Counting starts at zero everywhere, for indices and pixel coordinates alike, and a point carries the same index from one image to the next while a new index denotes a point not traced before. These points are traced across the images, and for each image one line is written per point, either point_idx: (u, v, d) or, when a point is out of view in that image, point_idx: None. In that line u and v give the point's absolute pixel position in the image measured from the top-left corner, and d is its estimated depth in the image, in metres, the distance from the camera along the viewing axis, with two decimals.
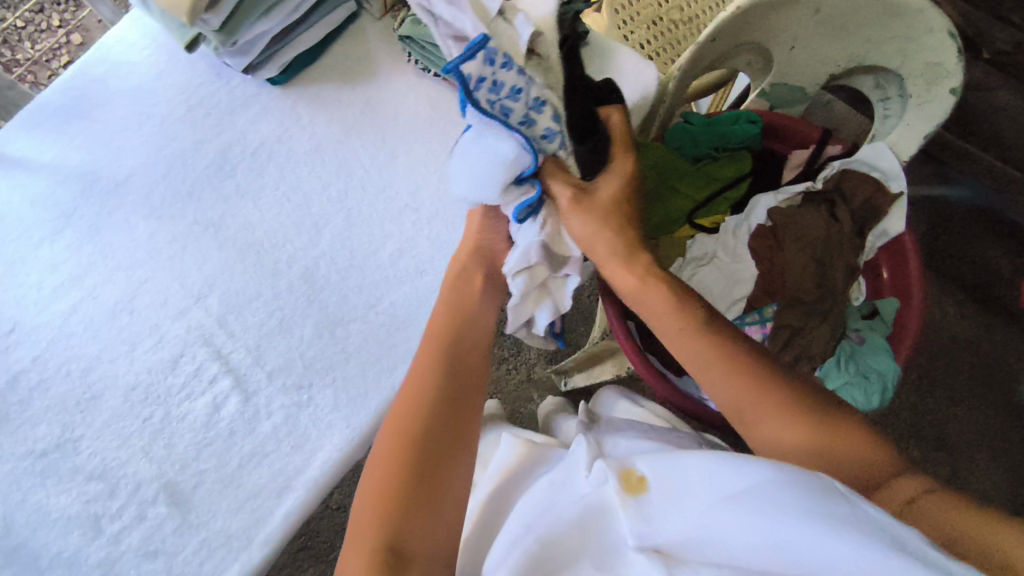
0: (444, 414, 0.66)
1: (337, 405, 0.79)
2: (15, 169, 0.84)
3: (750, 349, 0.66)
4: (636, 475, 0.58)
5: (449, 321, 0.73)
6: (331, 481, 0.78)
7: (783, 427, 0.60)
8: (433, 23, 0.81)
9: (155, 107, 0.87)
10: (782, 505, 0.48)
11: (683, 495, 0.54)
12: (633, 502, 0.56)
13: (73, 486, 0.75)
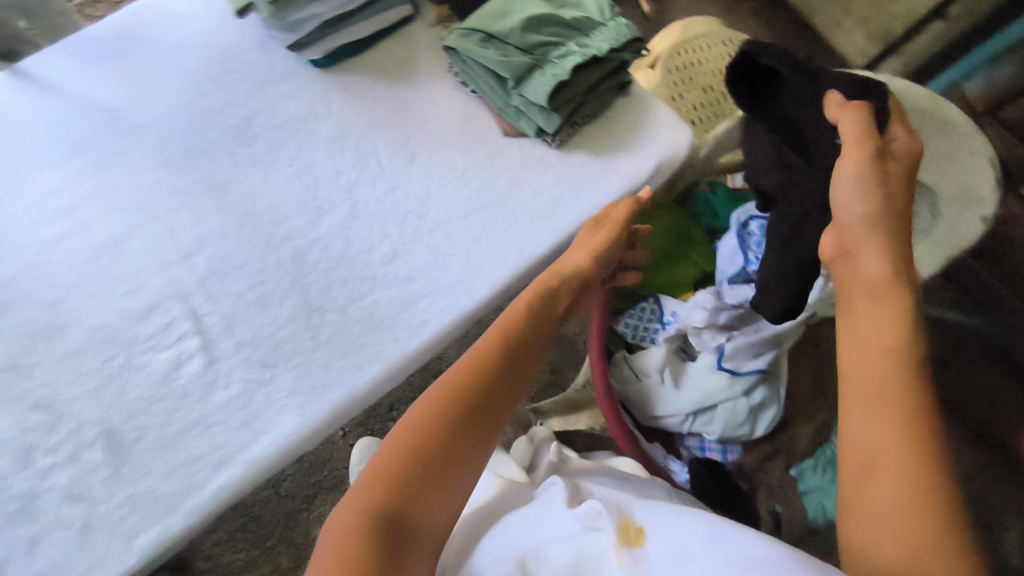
0: (426, 498, 0.55)
1: (295, 391, 0.77)
2: (46, 92, 0.85)
3: (915, 372, 0.49)
4: (635, 527, 0.56)
5: (461, 402, 0.59)
6: (269, 467, 0.75)
7: (907, 415, 0.47)
8: (479, 41, 0.81)
9: (194, 63, 0.88)
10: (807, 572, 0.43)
11: (687, 561, 0.50)
12: (629, 559, 0.53)
13: (14, 411, 0.74)
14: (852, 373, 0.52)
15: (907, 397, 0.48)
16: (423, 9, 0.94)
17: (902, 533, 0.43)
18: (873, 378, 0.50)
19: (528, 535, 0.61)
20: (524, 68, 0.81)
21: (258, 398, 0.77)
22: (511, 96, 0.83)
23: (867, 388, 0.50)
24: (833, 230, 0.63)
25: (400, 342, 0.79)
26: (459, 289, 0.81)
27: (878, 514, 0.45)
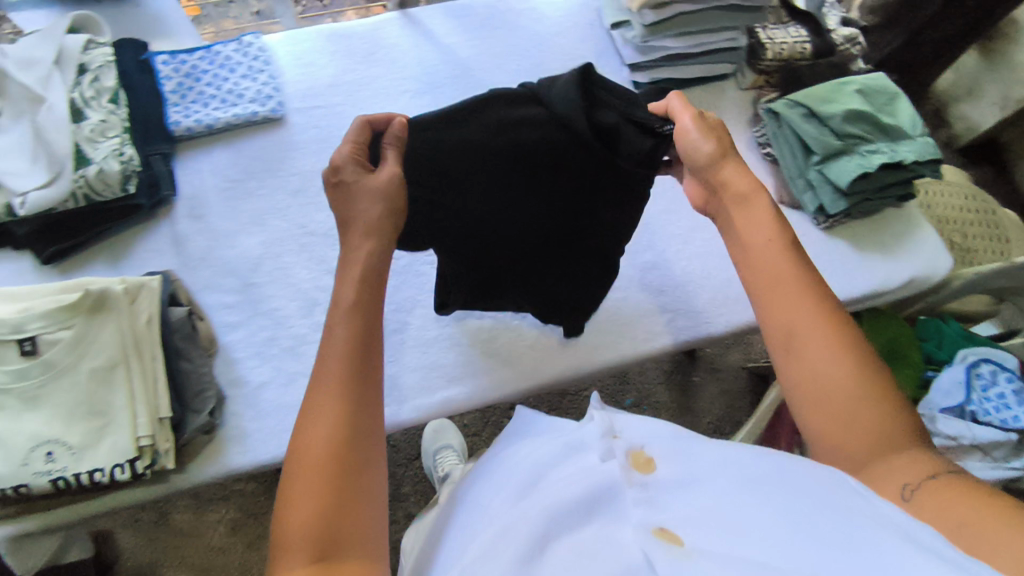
0: (326, 498, 0.45)
1: (535, 345, 0.87)
2: (422, 34, 1.02)
3: (825, 325, 0.53)
4: (645, 456, 0.51)
5: (347, 372, 0.51)
6: (493, 399, 0.85)
7: (861, 375, 0.51)
8: (802, 114, 0.89)
9: (541, 52, 1.02)
10: (799, 482, 0.46)
11: (688, 479, 0.48)
12: (637, 482, 0.49)
13: (316, 268, 0.88)
14: (768, 274, 0.57)
15: (834, 301, 0.54)
16: (743, 71, 1.00)
17: (836, 379, 0.51)
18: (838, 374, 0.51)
19: (545, 467, 0.55)
20: (834, 150, 0.87)
21: (501, 337, 0.87)
22: (808, 170, 0.89)
23: (782, 264, 0.56)
24: (694, 176, 0.67)
25: (635, 342, 0.88)
26: (698, 318, 0.90)
27: (829, 400, 0.51)
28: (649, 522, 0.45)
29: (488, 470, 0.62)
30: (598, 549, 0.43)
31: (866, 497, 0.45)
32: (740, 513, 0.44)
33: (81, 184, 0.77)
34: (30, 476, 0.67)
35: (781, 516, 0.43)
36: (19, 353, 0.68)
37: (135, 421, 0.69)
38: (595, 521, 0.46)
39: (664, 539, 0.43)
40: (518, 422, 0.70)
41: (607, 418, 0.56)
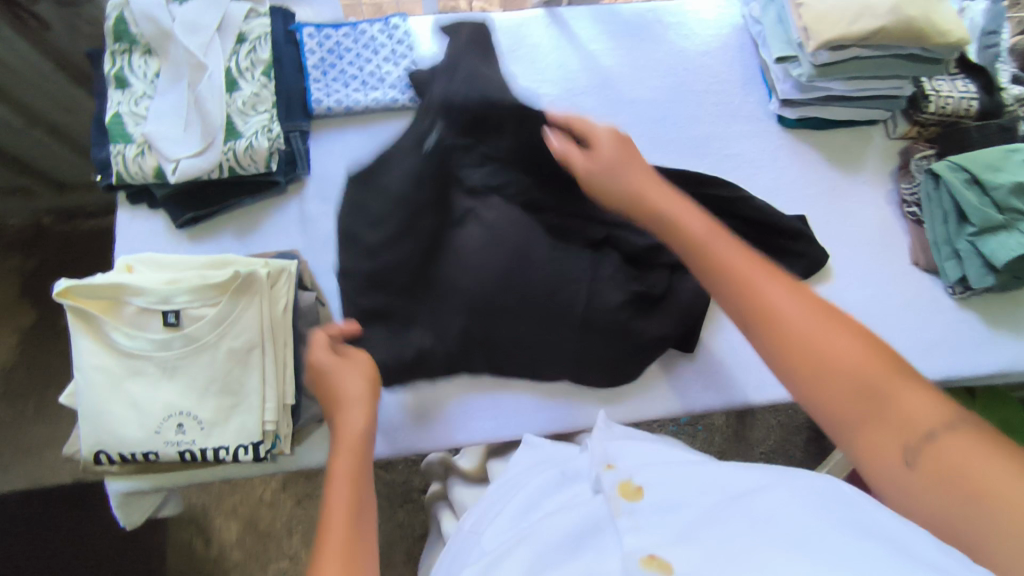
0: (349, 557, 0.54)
1: (647, 376, 0.85)
2: (565, 36, 0.98)
3: (854, 336, 0.50)
4: (634, 485, 0.50)
5: (355, 441, 0.65)
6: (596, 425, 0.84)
7: (871, 354, 0.49)
8: (964, 181, 0.84)
9: (686, 70, 0.98)
10: (770, 500, 0.45)
11: (671, 504, 0.47)
12: (624, 509, 0.48)
13: None
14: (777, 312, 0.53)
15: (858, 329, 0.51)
16: (896, 120, 0.95)
17: (886, 441, 0.46)
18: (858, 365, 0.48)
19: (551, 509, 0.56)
20: (993, 223, 0.82)
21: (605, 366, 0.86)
22: (958, 239, 0.85)
23: (852, 347, 0.49)
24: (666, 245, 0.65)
25: (746, 389, 0.85)
26: None
27: (852, 405, 0.48)
28: (636, 550, 0.43)
29: (497, 495, 0.67)
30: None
31: (875, 507, 0.43)
32: (753, 530, 0.42)
33: (229, 156, 0.77)
34: (160, 444, 0.68)
35: (773, 533, 0.41)
36: (164, 324, 0.69)
37: (264, 406, 0.70)
38: (582, 556, 0.46)
39: (653, 567, 0.41)
40: (526, 452, 0.74)
41: (601, 450, 0.60)
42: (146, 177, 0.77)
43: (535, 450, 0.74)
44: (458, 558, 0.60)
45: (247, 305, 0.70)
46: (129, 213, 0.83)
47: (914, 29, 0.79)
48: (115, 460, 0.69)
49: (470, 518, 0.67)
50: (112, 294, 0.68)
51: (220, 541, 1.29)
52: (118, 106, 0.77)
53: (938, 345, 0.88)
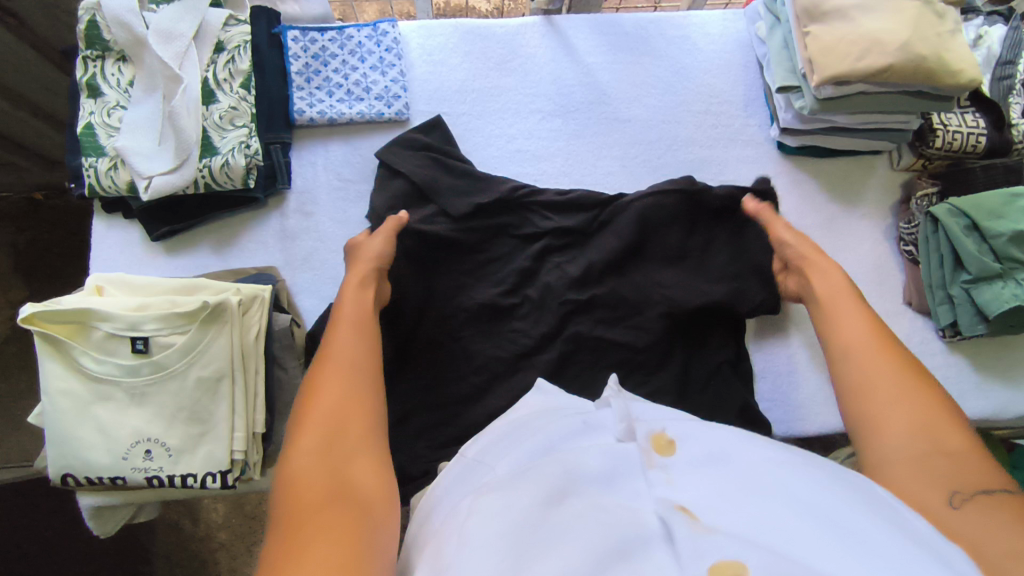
0: (364, 382, 0.57)
1: None
2: (561, 47, 0.94)
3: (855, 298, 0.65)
4: (666, 441, 0.45)
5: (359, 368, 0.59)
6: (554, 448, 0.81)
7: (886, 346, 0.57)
8: (964, 227, 0.82)
9: (684, 89, 0.94)
10: (809, 485, 0.41)
11: (713, 467, 0.42)
12: (659, 464, 0.43)
13: None
14: (857, 343, 0.59)
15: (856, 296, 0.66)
16: (901, 152, 0.92)
17: (901, 407, 0.52)
18: (867, 341, 0.58)
19: (561, 440, 0.48)
20: (988, 272, 0.80)
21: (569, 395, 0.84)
22: (952, 284, 0.82)
23: (884, 369, 0.55)
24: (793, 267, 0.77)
25: None
26: (796, 414, 0.84)
27: (878, 391, 0.54)
28: (669, 499, 0.40)
29: (505, 430, 0.53)
30: (615, 509, 0.39)
31: (911, 518, 0.41)
32: (815, 514, 0.38)
33: (204, 173, 0.76)
34: (128, 471, 0.68)
35: (817, 518, 0.38)
36: (132, 350, 0.68)
37: (232, 434, 0.70)
38: (613, 494, 0.41)
39: (686, 514, 0.38)
40: (534, 397, 0.63)
41: (622, 404, 0.49)
42: (119, 191, 0.75)
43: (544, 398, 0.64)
44: (459, 489, 0.48)
45: (216, 334, 0.69)
46: (105, 223, 0.82)
47: (923, 69, 0.76)
48: (83, 482, 0.69)
49: (475, 444, 0.54)
50: (78, 319, 0.67)
51: (210, 522, 1.13)
52: (89, 117, 0.76)
53: None
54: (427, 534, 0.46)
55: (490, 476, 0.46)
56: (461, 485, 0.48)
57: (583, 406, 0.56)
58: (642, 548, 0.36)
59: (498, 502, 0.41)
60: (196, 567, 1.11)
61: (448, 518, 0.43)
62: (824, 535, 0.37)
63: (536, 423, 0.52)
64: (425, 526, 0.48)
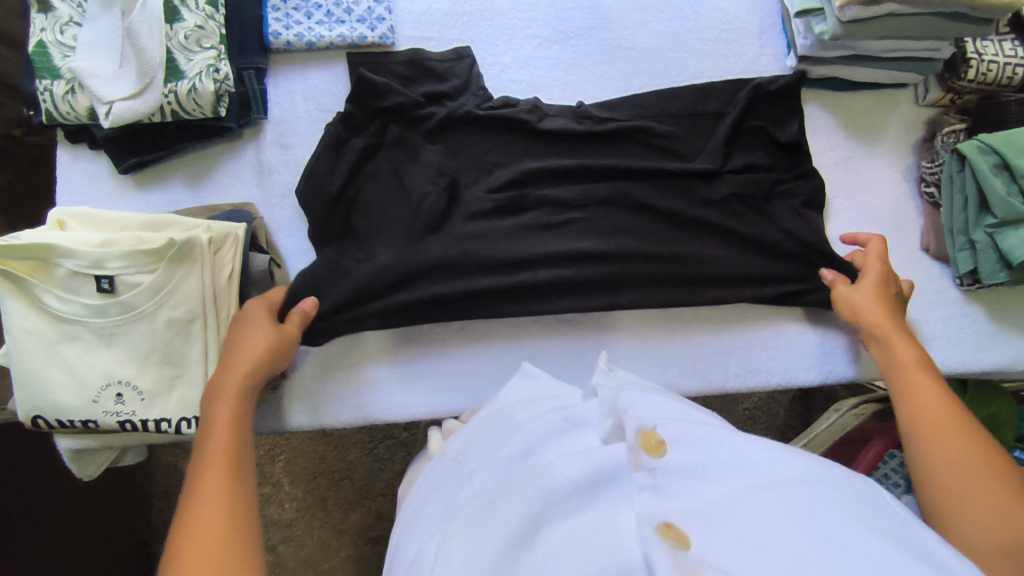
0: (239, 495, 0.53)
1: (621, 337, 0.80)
2: None
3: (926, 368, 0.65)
4: (657, 440, 0.40)
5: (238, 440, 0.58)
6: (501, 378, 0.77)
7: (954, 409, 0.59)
8: (993, 166, 0.75)
9: (696, 14, 0.86)
10: (809, 494, 0.38)
11: (705, 471, 0.39)
12: (647, 467, 0.39)
13: None
14: (927, 412, 0.59)
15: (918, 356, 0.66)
16: (928, 85, 0.84)
17: (977, 481, 0.51)
18: (941, 409, 0.59)
19: (546, 453, 0.46)
20: (1016, 215, 0.73)
21: (573, 336, 0.79)
22: (975, 229, 0.77)
23: (955, 442, 0.55)
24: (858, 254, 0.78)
25: (727, 374, 0.80)
26: (795, 346, 0.80)
27: (951, 468, 0.54)
28: (650, 514, 0.37)
29: (486, 427, 0.55)
30: (595, 539, 0.37)
31: (917, 528, 0.38)
32: (810, 526, 0.35)
33: (170, 99, 0.70)
34: (100, 414, 0.65)
35: (813, 534, 0.35)
36: (98, 289, 0.64)
37: (207, 378, 0.67)
38: (594, 510, 0.39)
39: (668, 538, 0.35)
40: (518, 387, 0.63)
41: (609, 394, 0.47)
42: (79, 118, 0.71)
43: (529, 381, 0.64)
44: (439, 494, 0.51)
45: (185, 274, 0.65)
46: (69, 154, 0.76)
47: None
48: (55, 426, 0.66)
49: (454, 443, 0.55)
50: (39, 256, 0.63)
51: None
52: (43, 35, 0.70)
53: (938, 338, 0.81)
54: (408, 548, 0.48)
55: (466, 493, 0.46)
56: (441, 488, 0.51)
57: (565, 399, 0.55)
58: None
59: (463, 551, 0.38)
60: None
61: (420, 559, 0.43)
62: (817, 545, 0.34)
63: (522, 420, 0.52)
64: (406, 533, 0.51)
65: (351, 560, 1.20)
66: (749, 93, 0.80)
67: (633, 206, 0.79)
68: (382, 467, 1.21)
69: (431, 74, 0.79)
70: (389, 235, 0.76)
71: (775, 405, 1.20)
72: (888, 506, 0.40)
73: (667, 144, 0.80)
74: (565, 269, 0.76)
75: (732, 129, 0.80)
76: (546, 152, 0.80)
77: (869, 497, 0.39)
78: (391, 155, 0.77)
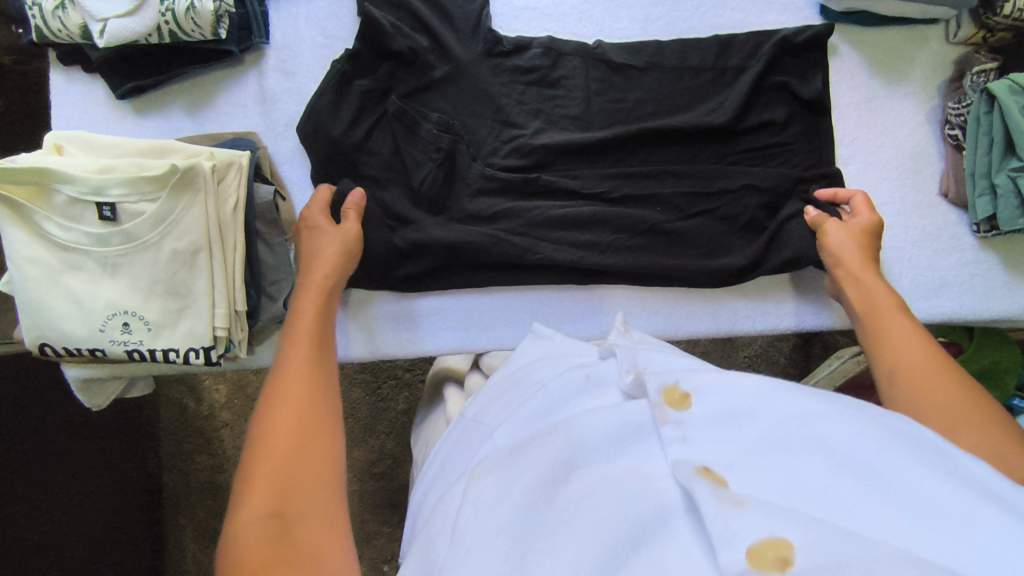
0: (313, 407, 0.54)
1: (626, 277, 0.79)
2: None
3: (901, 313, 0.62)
4: (681, 392, 0.42)
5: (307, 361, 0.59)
6: (505, 317, 0.77)
7: (936, 350, 0.55)
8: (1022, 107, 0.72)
9: None
10: (847, 427, 0.38)
11: (735, 413, 0.39)
12: (673, 421, 0.40)
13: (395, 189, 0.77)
14: (905, 362, 0.55)
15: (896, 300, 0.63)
16: (960, 22, 0.81)
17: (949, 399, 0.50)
18: (927, 358, 0.54)
19: (567, 407, 0.47)
20: None
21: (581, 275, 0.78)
22: (997, 172, 0.75)
23: (947, 380, 0.52)
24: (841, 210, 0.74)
25: (734, 315, 0.79)
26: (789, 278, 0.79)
27: (935, 399, 0.50)
28: (688, 459, 0.38)
29: (504, 386, 0.57)
30: (627, 480, 0.39)
31: (961, 458, 0.38)
32: (853, 460, 0.36)
33: (168, 19, 0.67)
34: (106, 343, 0.65)
35: (849, 471, 0.35)
36: (99, 217, 0.63)
37: (213, 310, 0.66)
38: (624, 460, 0.41)
39: (708, 479, 0.36)
40: (534, 342, 0.63)
41: (628, 354, 0.48)
42: (71, 36, 0.68)
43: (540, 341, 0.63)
44: (460, 451, 0.53)
45: (189, 203, 0.63)
46: (63, 77, 0.73)
47: None
48: (62, 354, 0.66)
49: (476, 404, 0.58)
50: (38, 181, 0.62)
51: (213, 400, 1.14)
52: None
53: (948, 284, 0.81)
54: (434, 496, 0.52)
55: (488, 446, 0.49)
56: (464, 444, 0.54)
57: (586, 355, 0.56)
58: (663, 528, 0.36)
59: (495, 485, 0.43)
60: (202, 440, 1.14)
61: (443, 501, 0.48)
62: (861, 482, 0.35)
63: (541, 378, 0.54)
64: (433, 483, 0.54)
65: (354, 494, 1.23)
66: (774, 46, 0.76)
67: (651, 156, 0.77)
68: (385, 407, 1.23)
69: (441, 12, 0.75)
70: (391, 204, 0.73)
71: (777, 352, 1.21)
72: (927, 438, 0.39)
73: (681, 102, 0.77)
74: (570, 231, 0.75)
75: (753, 83, 0.76)
76: (560, 88, 0.77)
77: (907, 431, 0.39)
78: (390, 124, 0.73)
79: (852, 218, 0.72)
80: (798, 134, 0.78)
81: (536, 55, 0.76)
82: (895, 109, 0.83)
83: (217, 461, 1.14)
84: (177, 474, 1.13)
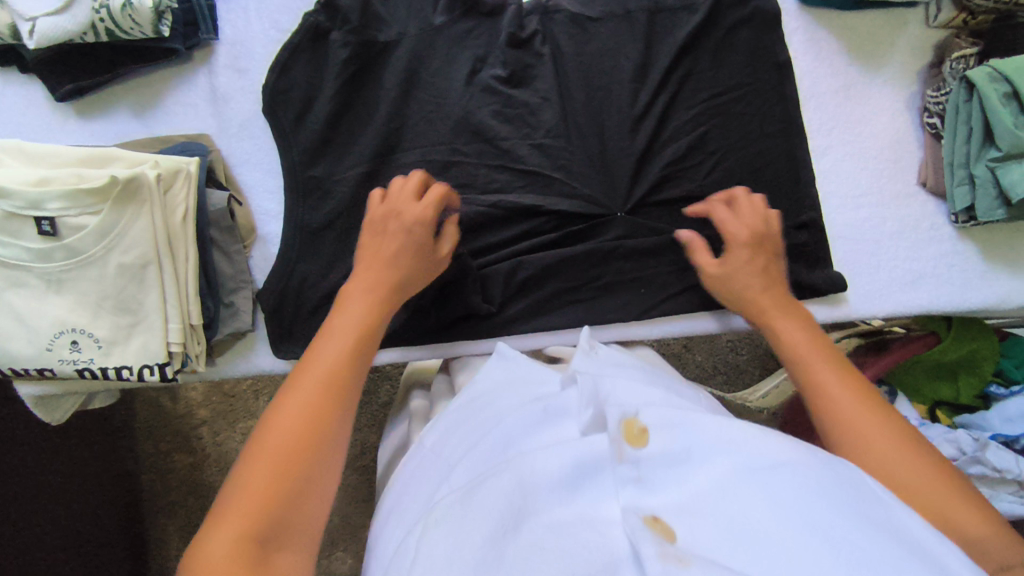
0: (321, 397, 0.50)
1: None
2: None
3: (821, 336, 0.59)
4: (640, 427, 0.39)
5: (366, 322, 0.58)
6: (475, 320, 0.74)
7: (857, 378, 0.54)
8: (1002, 95, 0.70)
9: None
10: (792, 480, 0.35)
11: (687, 461, 0.37)
12: (630, 459, 0.37)
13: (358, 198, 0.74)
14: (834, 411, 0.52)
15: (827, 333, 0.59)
16: (940, 4, 0.78)
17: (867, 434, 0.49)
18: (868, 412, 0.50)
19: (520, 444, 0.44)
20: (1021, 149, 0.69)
21: None
22: (976, 162, 0.73)
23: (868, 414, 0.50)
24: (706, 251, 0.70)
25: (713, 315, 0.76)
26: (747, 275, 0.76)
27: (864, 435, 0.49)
28: (638, 507, 0.36)
29: (464, 417, 0.54)
30: (580, 528, 0.36)
31: (902, 513, 0.37)
32: (802, 518, 0.33)
33: (103, 15, 0.63)
34: (55, 362, 0.62)
35: (799, 526, 0.33)
36: (38, 232, 0.59)
37: (167, 325, 0.63)
38: (576, 503, 0.37)
39: (655, 531, 0.34)
40: (497, 365, 0.60)
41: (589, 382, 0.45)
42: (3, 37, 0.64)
43: (506, 364, 0.60)
44: (416, 489, 0.50)
45: (134, 215, 0.60)
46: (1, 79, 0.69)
47: None
48: (10, 373, 0.63)
49: (434, 432, 0.55)
50: None
51: (189, 399, 1.14)
52: None
53: (926, 276, 0.79)
54: (390, 541, 0.48)
55: (446, 484, 0.46)
56: (421, 479, 0.51)
57: (547, 385, 0.53)
58: None
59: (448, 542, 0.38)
60: (180, 439, 1.13)
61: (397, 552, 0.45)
62: (808, 540, 0.32)
63: (499, 413, 0.51)
64: (387, 522, 0.52)
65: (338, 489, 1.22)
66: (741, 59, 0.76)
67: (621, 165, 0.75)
68: (366, 402, 1.21)
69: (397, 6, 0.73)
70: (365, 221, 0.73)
71: (760, 337, 1.20)
72: (870, 488, 0.38)
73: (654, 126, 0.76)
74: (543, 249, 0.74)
75: (666, 103, 0.74)
76: (526, 81, 0.74)
77: (856, 484, 0.38)
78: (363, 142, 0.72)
79: (740, 216, 0.69)
80: (777, 151, 0.75)
81: (500, 53, 0.74)
82: (872, 96, 0.80)
83: (194, 459, 1.14)
84: (156, 472, 1.13)
